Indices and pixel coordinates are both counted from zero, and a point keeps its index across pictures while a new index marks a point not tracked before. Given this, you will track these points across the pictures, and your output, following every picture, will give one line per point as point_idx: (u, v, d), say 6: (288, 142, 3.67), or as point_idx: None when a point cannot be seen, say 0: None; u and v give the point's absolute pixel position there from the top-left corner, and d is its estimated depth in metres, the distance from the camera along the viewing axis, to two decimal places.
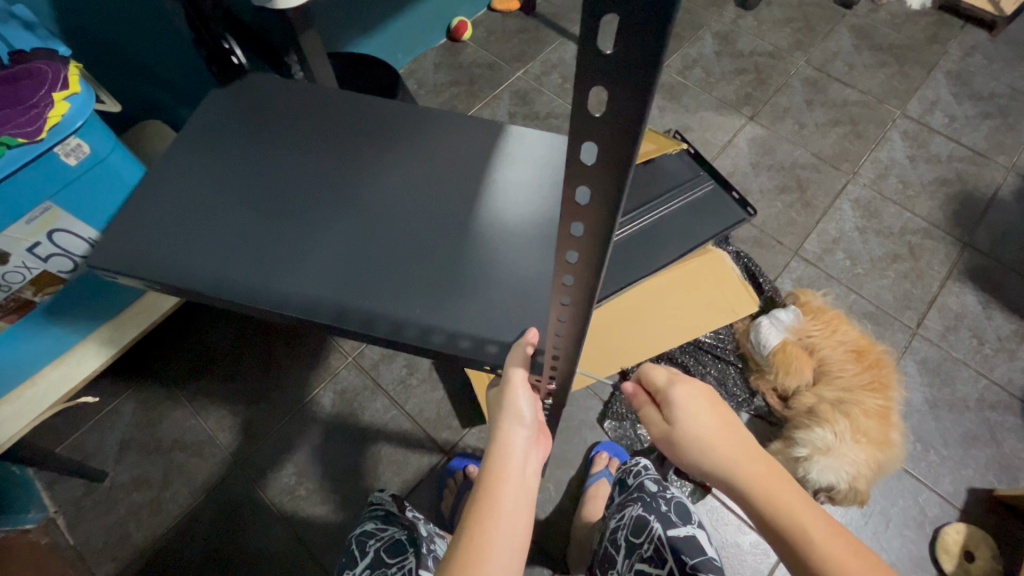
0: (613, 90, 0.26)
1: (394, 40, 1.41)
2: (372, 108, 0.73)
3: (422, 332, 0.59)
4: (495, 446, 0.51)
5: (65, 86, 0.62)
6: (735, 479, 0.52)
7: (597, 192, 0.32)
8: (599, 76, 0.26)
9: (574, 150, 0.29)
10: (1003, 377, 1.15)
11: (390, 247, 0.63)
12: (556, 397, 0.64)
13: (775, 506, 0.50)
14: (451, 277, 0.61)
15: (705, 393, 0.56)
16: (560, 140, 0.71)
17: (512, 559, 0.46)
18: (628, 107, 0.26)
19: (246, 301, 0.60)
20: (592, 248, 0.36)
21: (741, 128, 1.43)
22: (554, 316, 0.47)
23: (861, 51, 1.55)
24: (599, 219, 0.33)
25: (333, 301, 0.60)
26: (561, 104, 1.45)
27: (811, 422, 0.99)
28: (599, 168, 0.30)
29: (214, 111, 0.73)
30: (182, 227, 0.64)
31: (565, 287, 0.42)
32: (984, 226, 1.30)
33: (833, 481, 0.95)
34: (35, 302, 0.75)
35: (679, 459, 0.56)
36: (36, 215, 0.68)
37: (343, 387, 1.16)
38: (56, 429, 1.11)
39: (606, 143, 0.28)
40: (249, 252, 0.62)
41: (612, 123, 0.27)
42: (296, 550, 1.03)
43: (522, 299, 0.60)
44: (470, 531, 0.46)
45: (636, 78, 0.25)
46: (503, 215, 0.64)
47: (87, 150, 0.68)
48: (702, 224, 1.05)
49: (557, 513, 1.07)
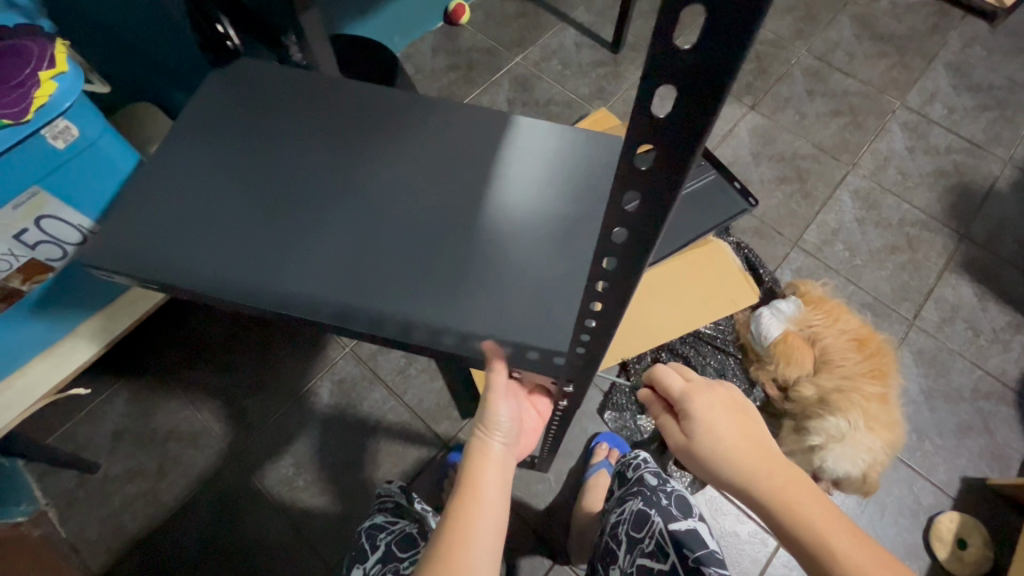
0: (681, 95, 0.25)
1: (390, 23, 1.37)
2: (376, 96, 0.71)
3: (432, 332, 0.57)
4: (476, 448, 0.56)
5: (51, 65, 0.60)
6: (753, 488, 0.51)
7: (646, 203, 0.31)
8: (669, 73, 0.24)
9: (630, 152, 0.28)
10: (997, 367, 1.16)
11: (398, 243, 0.61)
12: (571, 398, 0.63)
13: (797, 520, 0.48)
14: (461, 275, 0.59)
15: (721, 402, 0.55)
16: (569, 129, 0.69)
17: (491, 536, 0.50)
18: (697, 104, 0.25)
19: (247, 300, 0.58)
20: (631, 256, 0.35)
21: (742, 118, 1.42)
22: (579, 322, 0.45)
23: (862, 41, 1.54)
24: (642, 226, 0.32)
25: (339, 300, 0.58)
26: (561, 90, 1.43)
27: (820, 411, 1.00)
28: (652, 170, 0.29)
29: (212, 97, 0.71)
30: (181, 222, 0.62)
31: (596, 293, 0.40)
32: (981, 217, 1.30)
33: (851, 468, 0.97)
34: (23, 291, 0.73)
35: (698, 469, 0.55)
36: (23, 201, 0.65)
37: (341, 376, 1.14)
38: (44, 420, 1.08)
39: (665, 144, 0.27)
40: (251, 249, 0.60)
41: (677, 127, 0.26)
42: (294, 540, 1.03)
43: (537, 298, 0.58)
44: (454, 511, 0.51)
45: (709, 78, 0.24)
46: (517, 211, 0.63)
47: (76, 133, 0.66)
48: (704, 215, 1.02)
49: (558, 504, 1.06)
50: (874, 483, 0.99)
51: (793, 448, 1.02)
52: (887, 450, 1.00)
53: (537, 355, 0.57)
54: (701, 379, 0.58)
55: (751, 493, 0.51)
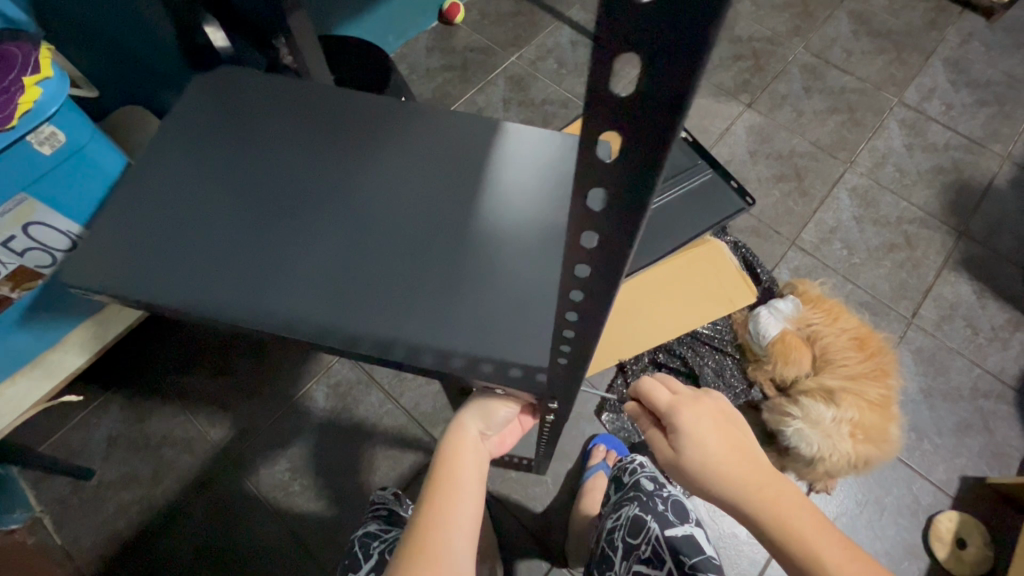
0: (626, 140, 0.24)
1: (383, 23, 1.36)
2: (365, 102, 0.70)
3: (411, 352, 0.56)
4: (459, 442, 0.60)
5: (36, 70, 0.59)
6: (744, 504, 0.50)
7: (604, 240, 0.30)
8: (611, 119, 0.23)
9: (581, 193, 0.27)
10: (997, 366, 1.16)
11: (382, 258, 0.60)
12: (558, 412, 0.62)
13: (788, 534, 0.48)
14: (445, 291, 0.58)
15: (710, 415, 0.55)
16: (557, 135, 0.68)
17: (468, 519, 0.53)
18: (645, 145, 0.24)
19: (226, 315, 0.57)
20: (596, 289, 0.34)
21: (739, 116, 1.41)
22: (556, 347, 0.45)
23: (859, 37, 1.53)
24: (603, 263, 0.31)
25: (321, 315, 0.57)
26: (557, 90, 1.42)
27: (819, 398, 0.99)
28: (607, 212, 0.28)
29: (198, 104, 0.70)
30: (163, 234, 0.61)
31: (569, 321, 0.40)
32: (980, 215, 1.30)
33: (804, 449, 0.97)
34: (12, 298, 0.72)
35: (687, 484, 0.54)
36: (9, 208, 0.64)
37: (336, 381, 1.14)
38: (38, 427, 1.07)
39: (616, 189, 0.26)
40: (234, 263, 0.60)
41: (626, 171, 0.25)
42: (290, 545, 1.02)
43: (523, 313, 0.57)
44: (439, 491, 0.54)
45: (652, 124, 0.23)
46: (506, 222, 0.62)
47: (63, 138, 0.65)
48: (700, 215, 1.02)
49: (555, 506, 1.06)
50: (817, 473, 0.99)
51: (774, 418, 1.03)
52: (860, 464, 0.99)
53: (519, 372, 0.56)
54: (688, 391, 0.58)
55: (742, 508, 0.50)
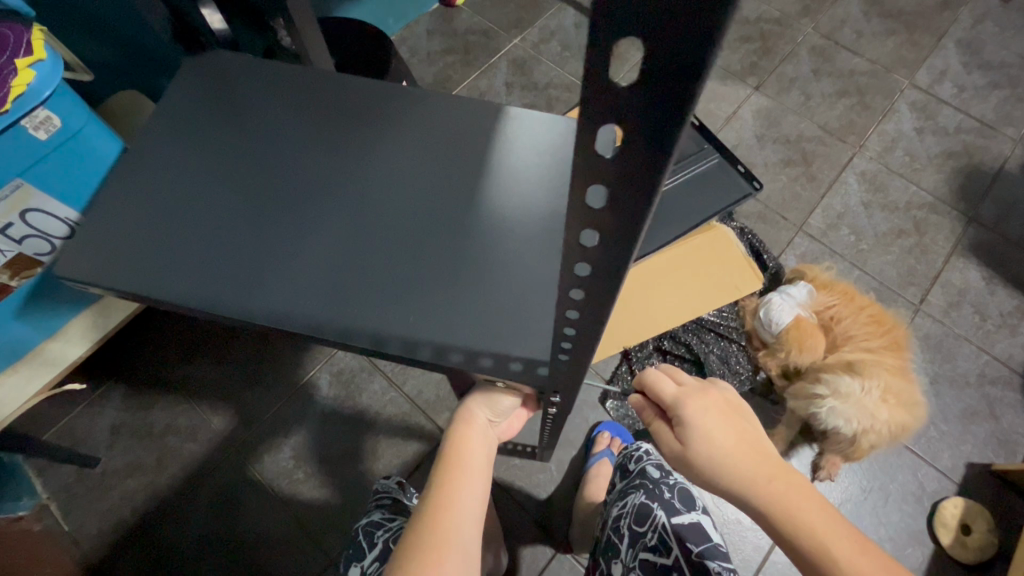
0: (629, 129, 0.23)
1: (382, 5, 1.34)
2: (367, 87, 0.69)
3: (409, 345, 0.55)
4: (462, 432, 0.59)
5: (29, 52, 0.58)
6: (753, 496, 0.49)
7: (604, 236, 0.29)
8: (613, 110, 0.22)
9: (581, 190, 0.26)
10: (1004, 352, 1.14)
11: (382, 250, 0.59)
12: (560, 405, 0.62)
13: (795, 527, 0.47)
14: (445, 283, 0.57)
15: (716, 407, 0.55)
16: (561, 119, 0.67)
17: (474, 505, 0.53)
18: (647, 137, 0.23)
19: (224, 307, 0.56)
20: (598, 285, 0.33)
21: (746, 99, 1.38)
22: (556, 341, 0.44)
23: (870, 18, 1.49)
24: (605, 258, 0.30)
25: (319, 307, 0.56)
26: (561, 73, 1.39)
27: (842, 371, 0.97)
28: (608, 210, 0.27)
29: (195, 91, 0.68)
30: (160, 224, 0.60)
31: (569, 318, 0.39)
32: (990, 199, 1.28)
33: (843, 427, 0.95)
34: (11, 287, 0.71)
35: (694, 477, 0.54)
36: (6, 194, 0.63)
37: (340, 368, 1.13)
38: (41, 415, 1.07)
39: (617, 185, 0.25)
40: (233, 254, 0.59)
41: (627, 165, 0.24)
42: (294, 531, 1.02)
43: (521, 306, 0.56)
44: (443, 478, 0.54)
45: (659, 113, 0.21)
46: (507, 212, 0.61)
47: (58, 123, 0.64)
48: (708, 199, 1.00)
49: (559, 493, 1.06)
50: (863, 449, 0.97)
51: (797, 395, 1.01)
52: (895, 430, 0.97)
53: (520, 365, 0.55)
54: (693, 382, 0.58)
55: (749, 501, 0.50)
